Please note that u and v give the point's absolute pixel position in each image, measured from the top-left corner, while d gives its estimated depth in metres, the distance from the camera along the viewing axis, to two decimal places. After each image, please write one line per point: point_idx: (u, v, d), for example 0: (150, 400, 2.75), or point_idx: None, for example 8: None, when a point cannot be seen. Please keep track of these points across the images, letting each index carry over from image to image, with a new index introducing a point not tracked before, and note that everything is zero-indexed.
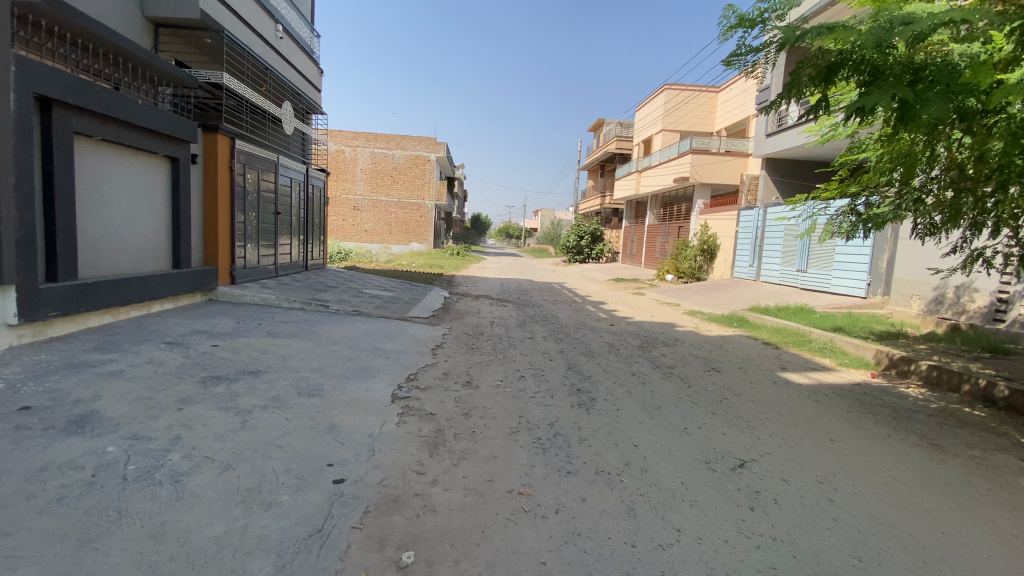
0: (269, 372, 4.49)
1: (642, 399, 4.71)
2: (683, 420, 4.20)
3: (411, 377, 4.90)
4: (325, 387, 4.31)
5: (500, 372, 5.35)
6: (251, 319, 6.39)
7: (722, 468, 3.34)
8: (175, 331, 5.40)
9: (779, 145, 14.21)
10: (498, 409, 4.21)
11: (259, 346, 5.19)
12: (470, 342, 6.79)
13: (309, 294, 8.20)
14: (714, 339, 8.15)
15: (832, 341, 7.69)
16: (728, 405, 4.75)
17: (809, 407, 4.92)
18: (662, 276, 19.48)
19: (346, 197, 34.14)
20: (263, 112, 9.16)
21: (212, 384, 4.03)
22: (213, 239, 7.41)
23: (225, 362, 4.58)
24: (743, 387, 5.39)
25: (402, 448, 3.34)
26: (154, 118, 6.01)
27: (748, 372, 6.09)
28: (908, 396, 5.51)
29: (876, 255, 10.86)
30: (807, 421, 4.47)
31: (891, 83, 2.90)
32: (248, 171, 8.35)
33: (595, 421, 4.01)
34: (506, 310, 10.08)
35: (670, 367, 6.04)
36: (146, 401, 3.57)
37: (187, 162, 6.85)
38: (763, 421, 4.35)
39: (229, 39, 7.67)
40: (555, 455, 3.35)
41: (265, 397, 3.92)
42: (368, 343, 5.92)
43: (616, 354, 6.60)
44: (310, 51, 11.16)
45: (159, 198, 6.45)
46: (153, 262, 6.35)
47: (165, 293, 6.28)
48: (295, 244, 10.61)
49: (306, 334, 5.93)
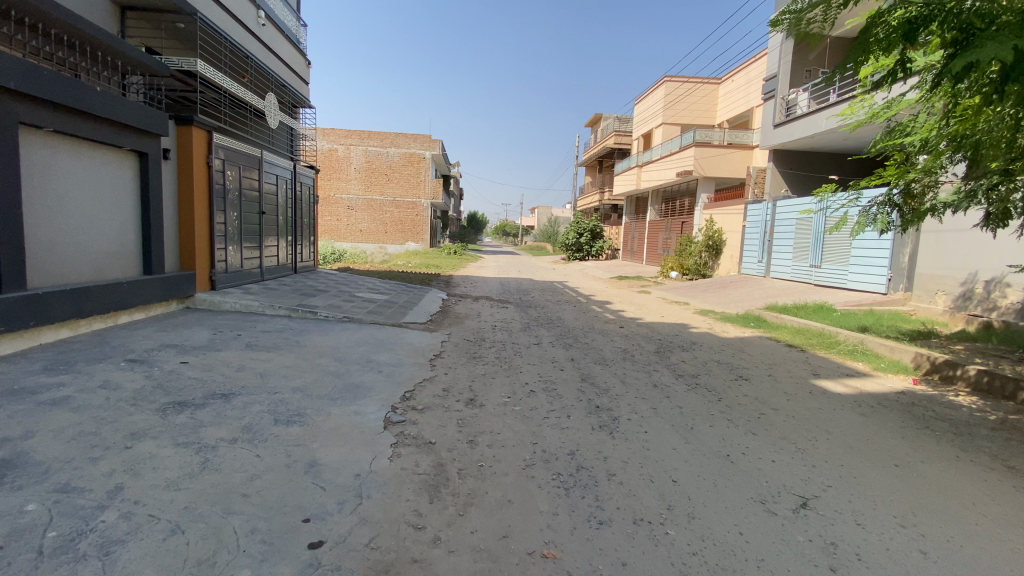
0: (243, 395, 3.88)
1: (670, 417, 4.13)
2: (722, 444, 3.63)
3: (407, 396, 4.30)
4: (307, 413, 3.70)
5: (507, 387, 4.75)
6: (230, 329, 5.79)
7: (783, 510, 2.79)
8: (141, 346, 4.79)
9: (790, 135, 13.64)
10: (508, 434, 3.62)
11: (235, 362, 4.60)
12: (471, 351, 6.20)
13: (295, 300, 7.58)
14: (734, 342, 7.59)
15: (863, 341, 7.11)
16: (766, 422, 4.18)
17: (857, 422, 4.36)
18: (666, 274, 18.93)
19: (340, 196, 33.45)
20: (244, 105, 8.54)
21: (173, 413, 3.43)
22: (189, 241, 6.80)
23: (192, 384, 3.98)
24: (778, 399, 4.83)
25: (396, 493, 2.75)
26: (118, 109, 5.41)
27: (780, 380, 5.52)
28: (961, 407, 4.94)
29: (897, 250, 10.25)
30: (862, 441, 3.91)
31: (1009, 33, 2.46)
32: (229, 167, 7.73)
33: (622, 448, 3.42)
34: (508, 312, 9.50)
35: (694, 376, 5.47)
36: (88, 438, 2.97)
37: (157, 157, 6.24)
38: (812, 442, 3.79)
39: (203, 22, 7.07)
40: (582, 499, 2.77)
41: (235, 427, 3.32)
42: (359, 356, 5.32)
43: (631, 361, 6.03)
44: (296, 41, 10.54)
45: (126, 197, 5.84)
46: (119, 269, 5.75)
47: (134, 302, 5.71)
48: (282, 245, 10.00)
49: (289, 346, 5.32)
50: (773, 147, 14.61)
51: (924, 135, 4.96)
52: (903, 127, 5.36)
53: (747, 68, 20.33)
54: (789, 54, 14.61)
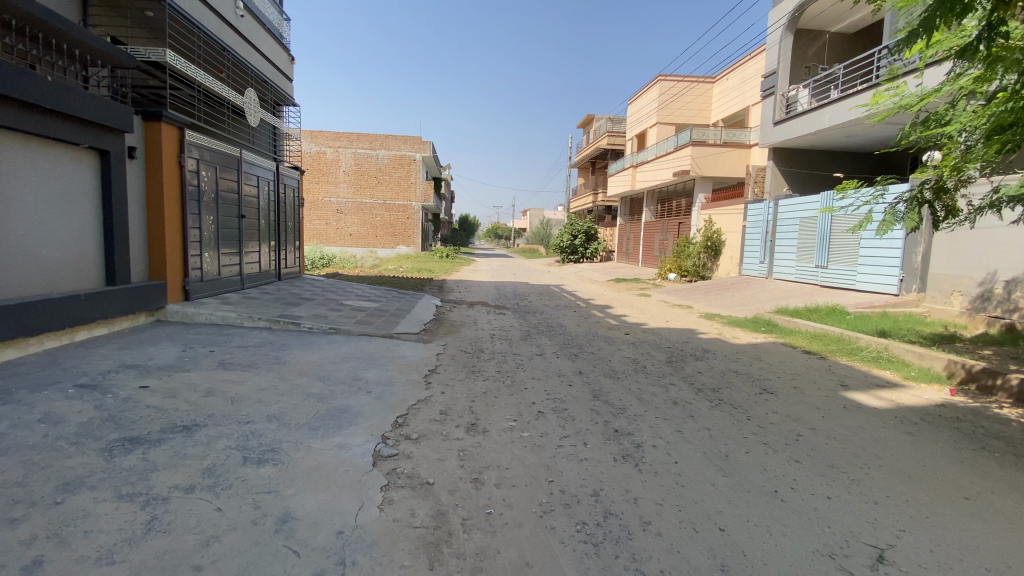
0: (209, 427, 3.34)
1: (700, 442, 3.63)
2: (766, 477, 3.14)
3: (399, 422, 3.77)
4: (282, 448, 3.17)
5: (512, 408, 4.22)
6: (201, 344, 5.23)
7: (859, 567, 2.31)
8: (96, 367, 4.24)
9: (792, 132, 13.26)
10: (518, 469, 3.10)
11: (204, 385, 4.06)
12: (468, 364, 5.66)
13: (276, 310, 7.00)
14: (749, 349, 7.10)
15: (888, 347, 6.62)
16: (807, 445, 3.70)
17: (905, 443, 3.89)
18: (664, 276, 18.47)
19: (328, 199, 32.74)
20: (221, 102, 7.97)
21: (120, 454, 2.90)
22: (159, 248, 6.24)
23: (150, 414, 3.44)
24: (813, 416, 4.33)
25: (388, 558, 2.22)
26: (73, 102, 4.84)
27: (808, 394, 5.01)
28: (1011, 421, 4.47)
29: (909, 249, 9.76)
30: (919, 468, 3.44)
31: None
32: (203, 168, 7.16)
33: (652, 486, 2.92)
34: (506, 319, 8.98)
35: (715, 391, 4.95)
36: (10, 491, 2.43)
37: (122, 155, 5.68)
38: (866, 471, 3.32)
39: (173, 9, 6.47)
40: (616, 559, 2.27)
41: (194, 470, 2.79)
42: (344, 374, 4.77)
43: (644, 373, 5.52)
44: (277, 35, 9.97)
45: (85, 199, 5.29)
46: (77, 279, 5.18)
47: (94, 317, 5.14)
48: (265, 251, 9.42)
49: (267, 364, 4.79)
50: (774, 145, 14.22)
51: (969, 120, 4.55)
52: (938, 116, 4.96)
53: (743, 66, 19.95)
54: (788, 49, 14.08)
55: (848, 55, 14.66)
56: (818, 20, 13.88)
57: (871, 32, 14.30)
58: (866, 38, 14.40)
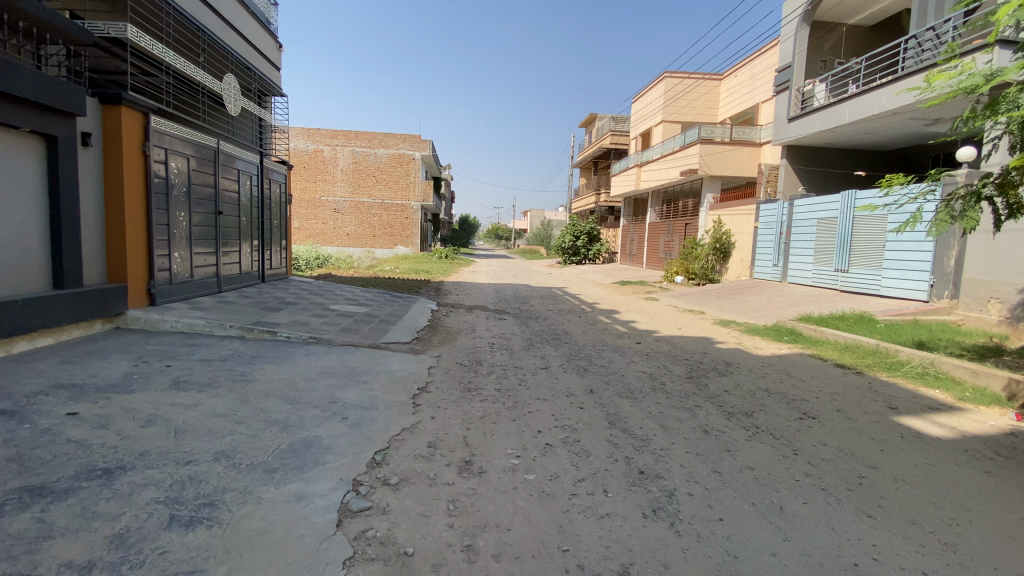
0: (138, 471, 2.67)
1: (745, 488, 2.96)
2: (838, 542, 2.47)
3: (376, 461, 3.09)
4: (223, 502, 2.50)
5: (514, 439, 3.55)
6: (158, 357, 4.56)
7: None
8: (23, 388, 3.56)
9: (807, 129, 12.63)
10: (524, 532, 2.43)
11: (147, 412, 3.38)
12: (465, 381, 4.99)
13: (253, 316, 6.33)
14: (775, 362, 6.43)
15: (934, 361, 5.92)
16: (874, 491, 3.03)
17: (989, 487, 3.21)
18: (670, 279, 17.79)
19: (325, 198, 32.09)
20: (196, 88, 7.33)
21: (10, 513, 2.23)
22: (119, 247, 5.58)
23: (68, 453, 2.77)
24: (871, 451, 3.65)
25: None
26: (6, 77, 4.15)
27: (856, 420, 4.32)
28: None
29: (940, 253, 9.09)
30: (1019, 524, 2.77)
31: None
32: (173, 158, 6.50)
33: (696, 560, 2.25)
34: (507, 326, 8.32)
35: (749, 416, 4.28)
36: None
37: (73, 142, 5.01)
38: (956, 531, 2.65)
39: None
40: None
41: (98, 540, 2.12)
42: (320, 395, 4.09)
43: (664, 392, 4.85)
44: (263, 20, 9.34)
45: (26, 191, 4.61)
46: (16, 282, 4.52)
47: (36, 325, 4.48)
48: (246, 251, 8.75)
49: (230, 382, 4.12)
50: (787, 142, 13.56)
51: None
52: (1008, 97, 4.25)
53: (753, 62, 19.30)
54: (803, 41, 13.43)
55: (865, 49, 14.00)
56: (834, 12, 13.24)
57: (891, 24, 13.65)
58: (885, 31, 13.76)
